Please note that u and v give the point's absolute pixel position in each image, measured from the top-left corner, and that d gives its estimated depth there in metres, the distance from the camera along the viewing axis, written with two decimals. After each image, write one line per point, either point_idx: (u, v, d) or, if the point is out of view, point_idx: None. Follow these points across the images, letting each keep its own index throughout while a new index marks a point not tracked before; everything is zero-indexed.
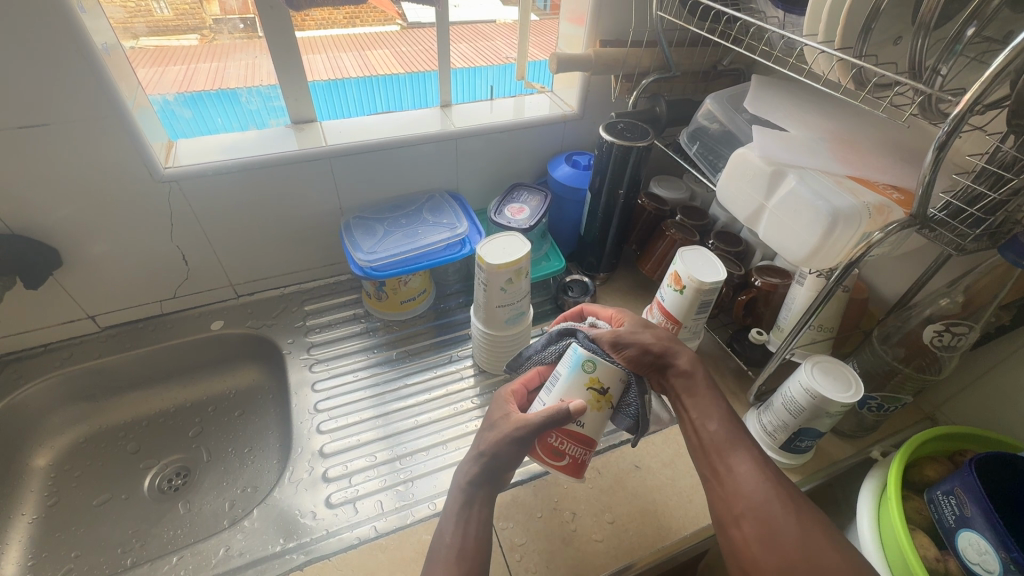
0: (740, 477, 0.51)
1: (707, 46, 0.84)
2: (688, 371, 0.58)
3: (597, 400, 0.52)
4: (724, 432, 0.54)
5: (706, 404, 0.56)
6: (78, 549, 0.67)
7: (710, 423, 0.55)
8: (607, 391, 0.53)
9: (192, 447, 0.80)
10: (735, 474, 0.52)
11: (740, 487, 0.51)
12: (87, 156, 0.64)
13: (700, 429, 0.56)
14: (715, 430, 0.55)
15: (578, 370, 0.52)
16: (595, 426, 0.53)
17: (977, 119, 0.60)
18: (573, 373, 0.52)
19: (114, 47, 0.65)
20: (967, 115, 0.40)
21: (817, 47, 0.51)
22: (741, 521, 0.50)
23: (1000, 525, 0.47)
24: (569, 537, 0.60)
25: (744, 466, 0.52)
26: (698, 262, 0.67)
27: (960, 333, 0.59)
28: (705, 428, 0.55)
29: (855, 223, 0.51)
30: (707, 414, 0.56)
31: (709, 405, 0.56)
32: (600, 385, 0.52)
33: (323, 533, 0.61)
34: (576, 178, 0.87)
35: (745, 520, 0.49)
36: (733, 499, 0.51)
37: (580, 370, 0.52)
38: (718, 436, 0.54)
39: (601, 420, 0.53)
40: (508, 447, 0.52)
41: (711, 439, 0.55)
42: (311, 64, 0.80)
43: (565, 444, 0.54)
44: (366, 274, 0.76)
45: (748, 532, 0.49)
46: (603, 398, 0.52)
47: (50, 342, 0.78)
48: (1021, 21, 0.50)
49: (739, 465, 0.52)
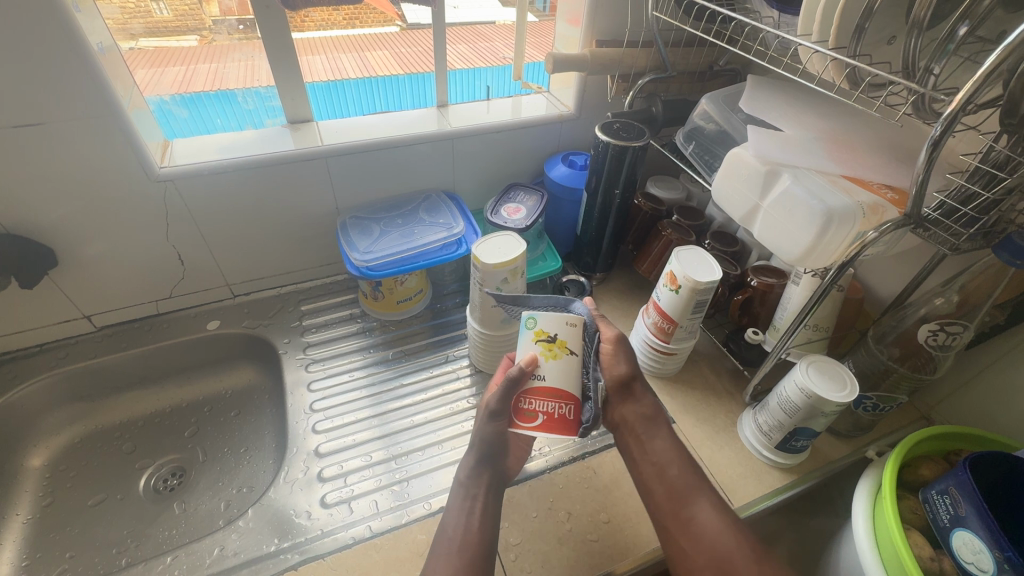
0: (703, 523, 0.54)
1: (704, 46, 0.84)
2: (651, 413, 0.63)
3: (549, 349, 0.58)
4: (686, 477, 0.58)
5: (665, 451, 0.60)
6: (73, 549, 0.67)
7: (671, 468, 0.59)
8: (558, 340, 0.58)
9: (188, 447, 0.80)
10: (698, 519, 0.54)
11: (704, 533, 0.54)
12: (83, 156, 0.64)
13: (664, 473, 0.59)
14: (675, 475, 0.58)
15: (525, 331, 0.60)
16: (558, 375, 0.57)
17: (971, 118, 0.60)
18: (523, 336, 0.60)
19: (110, 47, 0.65)
20: (959, 114, 0.40)
21: (812, 46, 0.51)
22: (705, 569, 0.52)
23: (994, 524, 0.47)
24: (565, 537, 0.60)
25: (706, 512, 0.55)
26: (694, 261, 0.67)
27: (955, 332, 0.59)
28: (668, 473, 0.58)
29: (850, 223, 0.52)
30: (668, 459, 0.59)
31: (668, 449, 0.60)
32: (547, 335, 0.58)
33: (318, 533, 0.60)
34: (572, 178, 0.87)
35: (705, 566, 0.52)
36: (694, 546, 0.54)
37: (527, 330, 0.60)
38: (679, 482, 0.57)
39: (562, 369, 0.57)
40: None
41: (673, 484, 0.58)
42: (311, 65, 0.80)
43: (533, 402, 0.57)
44: (362, 273, 0.76)
45: None
46: (554, 347, 0.58)
47: (47, 342, 0.78)
48: (1015, 20, 0.50)
49: (701, 511, 0.55)
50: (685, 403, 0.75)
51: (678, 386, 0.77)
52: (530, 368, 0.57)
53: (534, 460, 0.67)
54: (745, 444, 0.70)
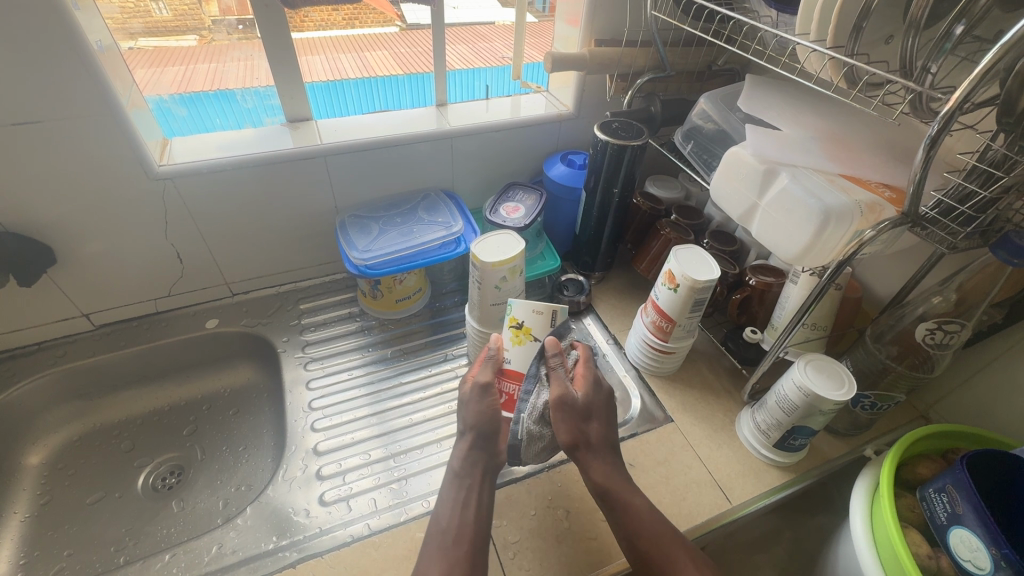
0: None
1: (703, 46, 0.84)
2: (603, 483, 0.58)
3: (517, 335, 0.66)
4: (658, 550, 0.54)
5: (632, 519, 0.56)
6: (71, 547, 0.67)
7: (642, 533, 0.55)
8: (525, 327, 0.66)
9: (186, 446, 0.80)
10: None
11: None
12: (82, 154, 0.64)
13: (635, 545, 0.55)
14: (647, 541, 0.55)
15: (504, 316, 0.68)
16: (520, 360, 0.65)
17: (968, 117, 0.60)
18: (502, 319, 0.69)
19: (110, 46, 0.65)
20: (956, 113, 0.40)
21: (810, 45, 0.51)
22: None
23: (992, 521, 0.47)
24: (563, 535, 0.60)
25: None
26: (692, 260, 0.67)
27: (953, 331, 0.59)
28: (637, 546, 0.55)
29: (848, 221, 0.52)
30: (638, 529, 0.55)
31: (635, 511, 0.57)
32: (517, 322, 0.66)
33: (317, 530, 0.60)
34: (571, 177, 0.87)
35: None
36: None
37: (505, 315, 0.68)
38: (653, 548, 0.54)
39: (525, 354, 0.65)
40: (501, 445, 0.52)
41: (647, 560, 0.54)
42: (309, 65, 0.80)
43: (503, 383, 0.65)
44: (360, 272, 0.76)
45: None
46: (520, 333, 0.66)
47: (45, 340, 0.78)
48: (1011, 20, 0.50)
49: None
50: (684, 401, 0.75)
51: (676, 385, 0.77)
52: (500, 351, 0.66)
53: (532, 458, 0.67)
54: (743, 442, 0.70)
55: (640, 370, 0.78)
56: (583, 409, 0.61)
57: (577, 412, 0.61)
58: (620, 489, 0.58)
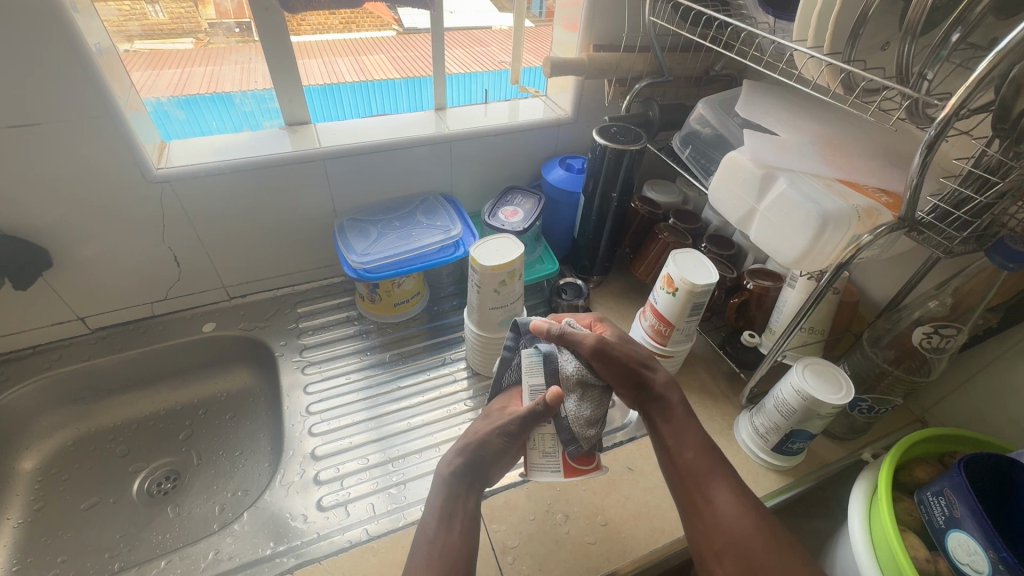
0: (723, 509, 0.53)
1: (700, 52, 0.85)
2: (663, 396, 0.61)
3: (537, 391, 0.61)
4: (704, 461, 0.56)
5: (683, 433, 0.58)
6: (64, 554, 0.66)
7: (687, 451, 0.57)
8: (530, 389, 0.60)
9: (182, 451, 0.79)
10: (718, 505, 0.53)
11: (723, 520, 0.52)
12: (78, 157, 0.63)
13: (678, 464, 0.57)
14: (691, 458, 0.57)
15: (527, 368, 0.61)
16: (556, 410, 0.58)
17: (964, 124, 0.60)
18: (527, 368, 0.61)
19: (108, 48, 0.64)
20: (953, 118, 0.41)
21: (807, 52, 0.51)
22: (721, 552, 0.51)
23: (990, 525, 0.47)
24: (562, 539, 0.60)
25: (726, 496, 0.54)
26: (691, 264, 0.67)
27: (949, 335, 0.60)
28: (682, 457, 0.57)
29: (845, 226, 0.52)
30: (686, 441, 0.58)
31: (685, 429, 0.59)
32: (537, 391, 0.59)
33: (315, 536, 0.60)
34: (569, 181, 0.87)
35: (723, 550, 0.51)
36: (716, 532, 0.52)
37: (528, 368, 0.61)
38: (695, 464, 0.56)
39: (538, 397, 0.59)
40: (486, 443, 0.58)
41: (689, 468, 0.56)
42: (306, 68, 0.80)
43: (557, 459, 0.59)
44: (359, 275, 0.76)
45: (727, 563, 0.51)
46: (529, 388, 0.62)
47: (40, 344, 0.77)
48: (1006, 28, 0.51)
49: (720, 497, 0.54)
50: None
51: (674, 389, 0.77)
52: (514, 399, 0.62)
53: None
54: (742, 446, 0.70)
55: None
56: (620, 340, 0.64)
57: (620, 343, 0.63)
58: (677, 403, 0.61)
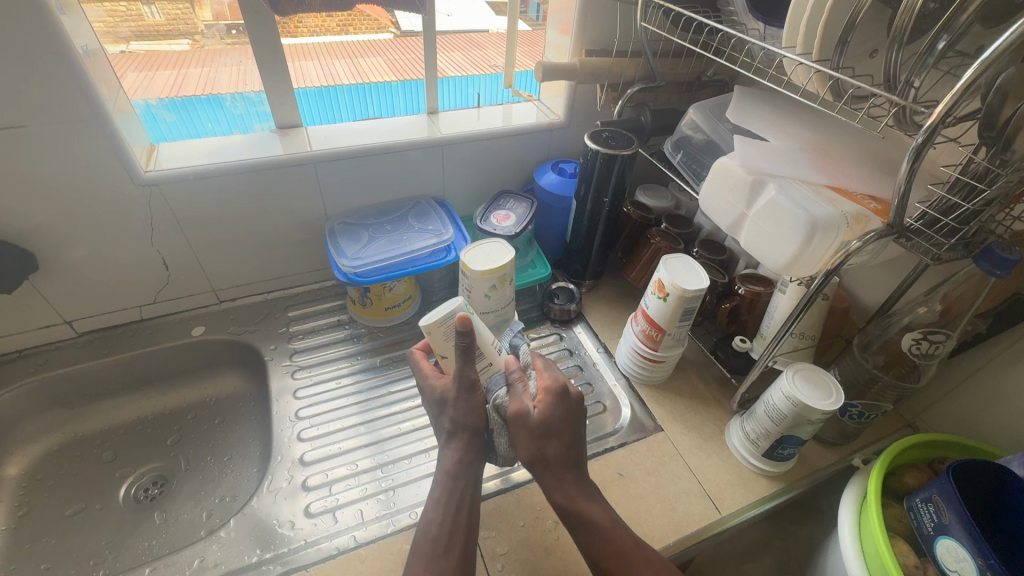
0: None
1: (692, 57, 0.85)
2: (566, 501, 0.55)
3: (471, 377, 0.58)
4: (617, 566, 0.51)
5: (592, 531, 0.54)
6: (48, 561, 0.65)
7: (600, 555, 0.53)
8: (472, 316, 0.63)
9: (170, 456, 0.78)
10: None
11: None
12: (64, 160, 0.63)
13: (599, 568, 0.53)
14: (606, 563, 0.52)
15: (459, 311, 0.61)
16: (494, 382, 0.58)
17: (951, 131, 0.61)
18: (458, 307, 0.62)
19: (96, 50, 0.64)
20: (939, 126, 0.41)
21: (795, 57, 0.51)
22: None
23: (978, 532, 0.47)
24: (552, 546, 0.59)
25: None
26: (681, 269, 0.67)
27: (938, 341, 0.60)
28: (600, 563, 0.52)
29: (834, 232, 0.52)
30: (595, 544, 0.53)
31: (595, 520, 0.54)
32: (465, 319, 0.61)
33: (302, 543, 0.59)
34: (562, 186, 0.87)
35: None
36: None
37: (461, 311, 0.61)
38: (613, 573, 0.51)
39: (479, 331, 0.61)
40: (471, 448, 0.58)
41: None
42: (302, 71, 0.80)
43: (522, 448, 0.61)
44: (349, 279, 0.76)
45: None
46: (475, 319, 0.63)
47: (26, 347, 0.76)
48: (992, 36, 0.51)
49: None
50: (673, 411, 0.75)
51: (665, 394, 0.77)
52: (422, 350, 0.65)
53: (521, 469, 0.67)
54: (733, 452, 0.70)
55: (630, 379, 0.78)
56: (539, 427, 0.55)
57: (534, 430, 0.55)
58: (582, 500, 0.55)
